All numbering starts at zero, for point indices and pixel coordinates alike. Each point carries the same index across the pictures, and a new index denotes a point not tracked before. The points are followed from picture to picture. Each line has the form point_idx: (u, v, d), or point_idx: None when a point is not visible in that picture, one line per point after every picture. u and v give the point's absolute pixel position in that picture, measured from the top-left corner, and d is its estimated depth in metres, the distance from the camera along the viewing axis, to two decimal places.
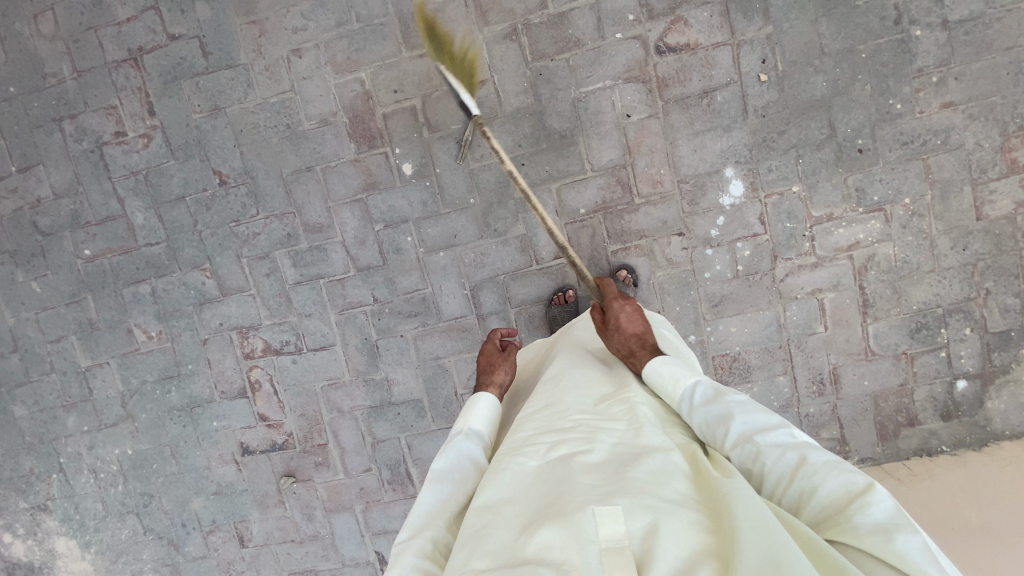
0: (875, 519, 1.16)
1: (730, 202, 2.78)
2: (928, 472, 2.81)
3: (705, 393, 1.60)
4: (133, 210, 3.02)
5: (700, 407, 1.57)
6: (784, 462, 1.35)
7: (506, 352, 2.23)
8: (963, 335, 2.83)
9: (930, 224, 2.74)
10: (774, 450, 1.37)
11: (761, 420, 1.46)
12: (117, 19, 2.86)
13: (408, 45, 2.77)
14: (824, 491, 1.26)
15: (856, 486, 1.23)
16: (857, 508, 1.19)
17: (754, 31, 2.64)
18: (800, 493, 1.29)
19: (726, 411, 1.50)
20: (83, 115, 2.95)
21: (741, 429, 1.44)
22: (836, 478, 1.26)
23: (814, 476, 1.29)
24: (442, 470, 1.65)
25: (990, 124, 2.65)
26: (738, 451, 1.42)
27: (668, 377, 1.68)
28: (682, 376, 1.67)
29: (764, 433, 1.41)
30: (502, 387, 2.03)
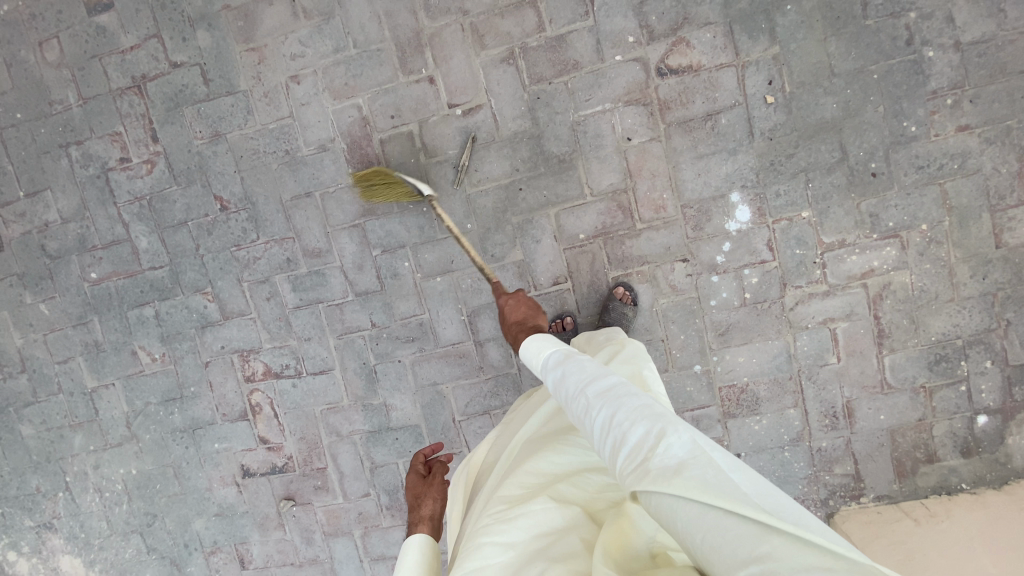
0: (674, 457, 1.18)
1: (736, 228, 2.68)
2: (946, 512, 2.66)
3: (560, 359, 1.70)
4: (137, 234, 3.06)
5: (557, 377, 1.64)
6: (602, 416, 1.38)
7: (432, 475, 2.05)
8: (984, 367, 2.69)
9: (948, 251, 2.62)
10: (599, 406, 1.40)
11: (595, 373, 1.54)
12: (121, 47, 2.91)
13: (404, 71, 2.75)
14: (630, 436, 1.27)
15: (656, 430, 1.24)
16: (655, 454, 1.20)
17: (759, 52, 2.54)
18: (615, 447, 1.30)
19: (568, 380, 1.58)
20: (89, 141, 3.00)
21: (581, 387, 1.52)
22: (642, 417, 1.30)
23: (623, 427, 1.31)
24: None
25: (1008, 148, 2.54)
26: (579, 411, 1.47)
27: (539, 359, 1.77)
28: (544, 352, 1.76)
29: (598, 385, 1.48)
30: (433, 522, 1.84)
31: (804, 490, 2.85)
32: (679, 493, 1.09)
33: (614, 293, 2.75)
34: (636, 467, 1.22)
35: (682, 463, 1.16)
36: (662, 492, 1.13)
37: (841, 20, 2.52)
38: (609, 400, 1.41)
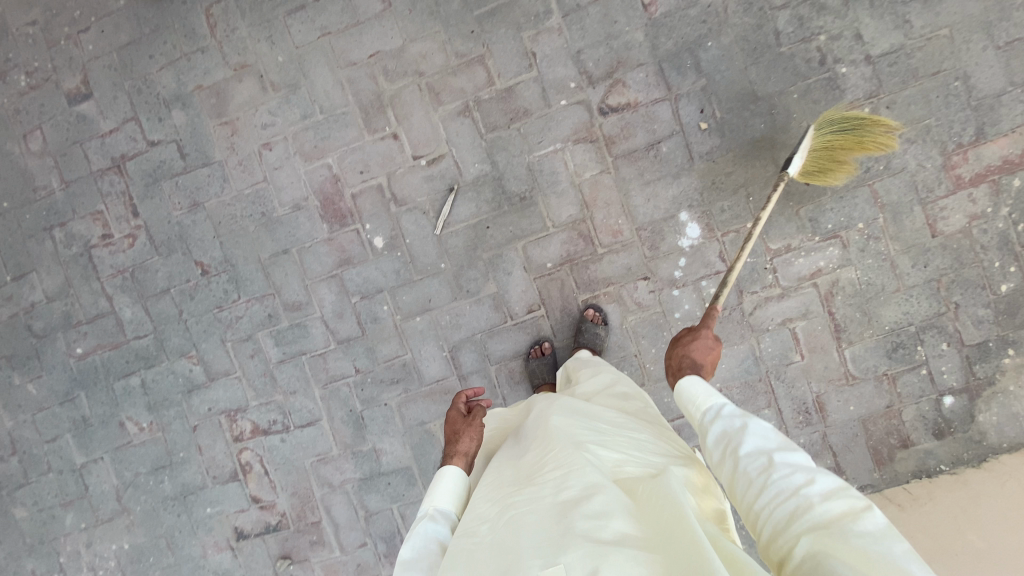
0: (866, 530, 1.25)
1: (689, 244, 2.87)
2: (929, 495, 2.73)
3: (731, 410, 1.66)
4: (121, 305, 3.15)
5: (720, 419, 1.65)
6: (785, 474, 1.44)
7: (472, 415, 2.11)
8: (940, 350, 2.83)
9: (887, 245, 2.81)
10: (784, 467, 1.46)
11: (781, 441, 1.54)
12: (100, 131, 3.09)
13: (369, 130, 2.96)
14: (822, 506, 1.34)
15: (854, 506, 1.31)
16: (850, 523, 1.28)
17: (688, 85, 2.81)
18: (795, 507, 1.37)
19: (743, 424, 1.60)
20: (72, 222, 3.13)
21: (758, 444, 1.54)
22: (841, 495, 1.34)
23: (810, 493, 1.37)
24: (410, 559, 1.65)
25: (929, 145, 2.75)
26: (749, 460, 1.52)
27: (696, 392, 1.75)
28: (708, 394, 1.73)
29: (780, 451, 1.50)
30: (467, 457, 1.96)
31: None
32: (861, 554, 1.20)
33: (584, 314, 2.90)
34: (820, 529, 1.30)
35: (862, 527, 1.26)
36: (845, 552, 1.21)
37: (757, 50, 2.79)
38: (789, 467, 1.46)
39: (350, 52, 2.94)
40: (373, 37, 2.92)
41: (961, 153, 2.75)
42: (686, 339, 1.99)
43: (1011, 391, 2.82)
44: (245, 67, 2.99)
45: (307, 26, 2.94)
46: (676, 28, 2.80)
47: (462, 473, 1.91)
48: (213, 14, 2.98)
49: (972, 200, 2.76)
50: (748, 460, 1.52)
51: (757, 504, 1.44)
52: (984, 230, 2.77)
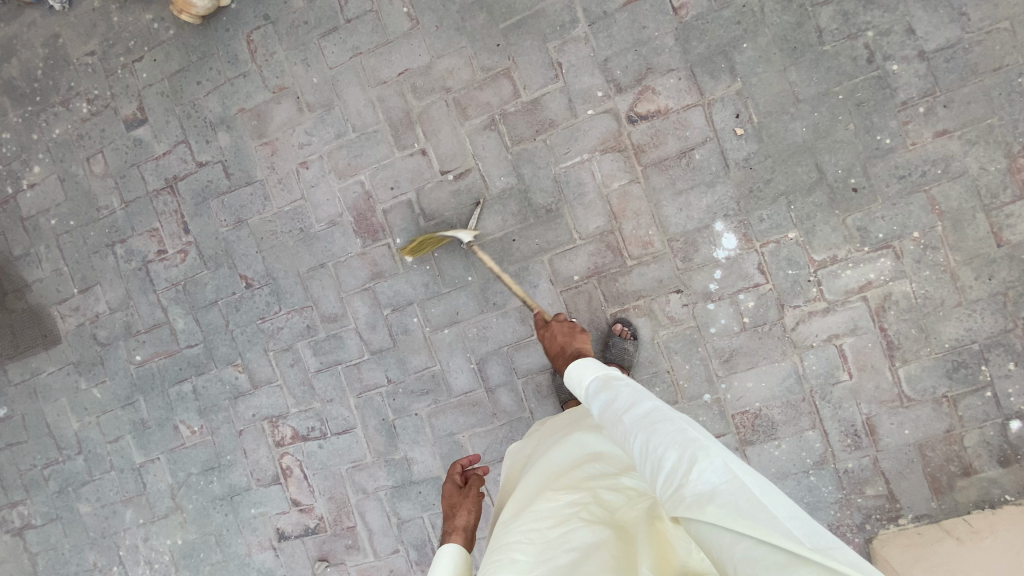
0: (705, 486, 1.26)
1: (724, 256, 2.75)
2: (990, 529, 2.46)
3: (599, 395, 1.78)
4: (174, 316, 3.36)
5: (602, 403, 1.75)
6: (639, 438, 1.49)
7: (468, 486, 2.17)
8: (1008, 370, 2.58)
9: (946, 255, 2.57)
10: (639, 434, 1.50)
11: (633, 405, 1.61)
12: (155, 154, 3.31)
13: (399, 146, 3.02)
14: (663, 462, 1.37)
15: (685, 456, 1.34)
16: (682, 475, 1.31)
17: (723, 90, 2.69)
18: (654, 472, 1.39)
19: (617, 402, 1.68)
20: (131, 238, 3.38)
21: (617, 421, 1.62)
22: (673, 445, 1.38)
23: (658, 453, 1.39)
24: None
25: (993, 146, 2.51)
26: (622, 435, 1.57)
27: (589, 385, 1.88)
28: (585, 381, 1.90)
29: (631, 418, 1.57)
30: (466, 533, 1.97)
31: (836, 516, 2.74)
32: (706, 521, 1.18)
33: (614, 330, 2.84)
34: (671, 494, 1.31)
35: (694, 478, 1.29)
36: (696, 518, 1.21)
37: (797, 50, 2.63)
38: (645, 424, 1.51)
39: (380, 70, 3.00)
40: (402, 55, 2.97)
41: None
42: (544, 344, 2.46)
43: None
44: (283, 89, 3.12)
45: (339, 47, 3.03)
46: (709, 31, 2.69)
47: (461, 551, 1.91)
48: (253, 40, 3.13)
49: None
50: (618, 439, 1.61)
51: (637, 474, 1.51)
52: None
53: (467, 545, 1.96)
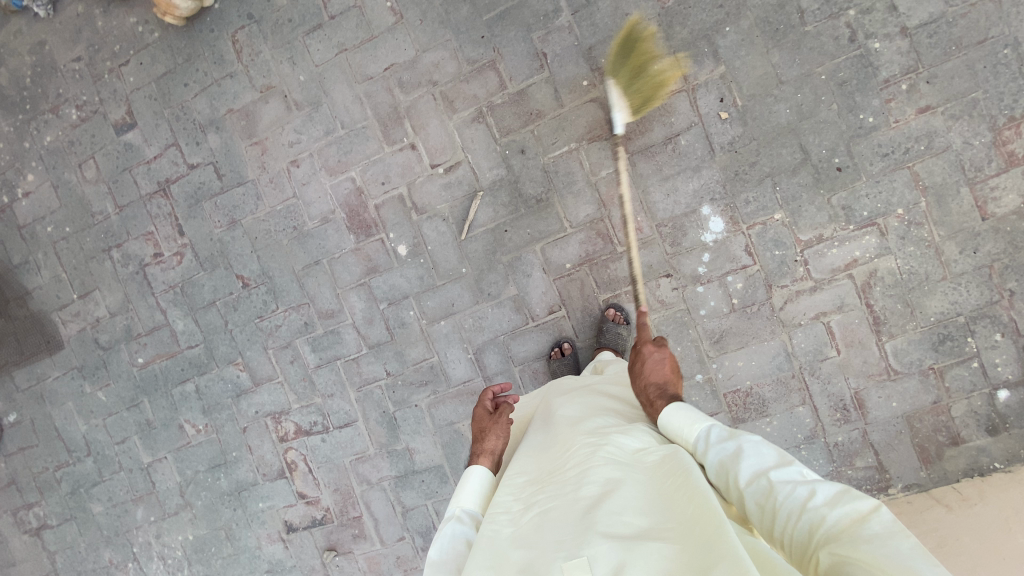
0: (875, 533, 1.20)
1: (712, 239, 2.79)
2: (980, 495, 2.55)
3: (719, 432, 1.59)
4: (174, 318, 3.41)
5: (713, 445, 1.57)
6: (792, 490, 1.37)
7: (498, 412, 2.18)
8: (994, 341, 2.63)
9: (930, 231, 2.62)
10: (783, 484, 1.38)
11: (774, 455, 1.46)
12: (146, 158, 3.33)
13: (388, 142, 3.04)
14: (830, 519, 1.28)
15: (862, 509, 1.26)
16: (859, 525, 1.23)
17: (706, 74, 2.71)
18: (809, 523, 1.30)
19: (737, 449, 1.51)
20: (127, 243, 3.41)
21: (753, 467, 1.45)
22: (846, 502, 1.29)
23: (820, 507, 1.31)
24: (438, 559, 1.69)
25: (976, 121, 2.54)
26: (752, 487, 1.43)
27: (683, 421, 1.68)
28: (693, 419, 1.66)
29: (777, 469, 1.42)
30: (494, 456, 2.01)
31: None
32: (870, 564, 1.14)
33: (607, 314, 2.88)
34: (833, 540, 1.25)
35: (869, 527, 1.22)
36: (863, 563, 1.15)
37: (779, 32, 2.64)
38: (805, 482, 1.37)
39: (366, 66, 3.01)
40: (387, 50, 2.98)
41: (1014, 127, 2.52)
42: (638, 366, 2.00)
43: None
44: (270, 88, 3.13)
45: (325, 44, 3.04)
46: (691, 15, 2.70)
47: (490, 471, 1.95)
48: (238, 40, 3.14)
49: None
50: (748, 487, 1.44)
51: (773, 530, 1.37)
52: None
53: (495, 467, 2.00)
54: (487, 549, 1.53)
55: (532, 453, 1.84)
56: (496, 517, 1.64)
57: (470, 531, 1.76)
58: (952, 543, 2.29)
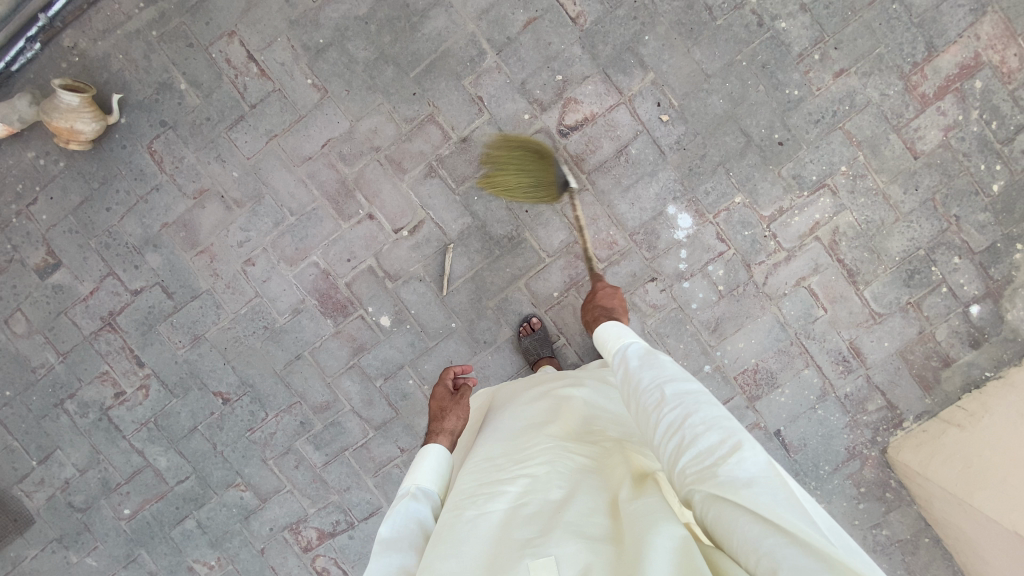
0: (749, 474, 1.25)
1: (684, 235, 2.88)
2: (984, 407, 2.76)
3: (637, 350, 1.74)
4: (154, 456, 3.13)
5: (627, 359, 1.71)
6: (670, 412, 1.44)
7: (460, 393, 2.09)
8: (955, 265, 2.84)
9: (874, 179, 2.80)
10: (672, 400, 1.46)
11: (674, 374, 1.55)
12: (81, 295, 3.05)
13: (344, 217, 2.94)
14: (700, 442, 1.34)
15: (730, 442, 1.32)
16: (732, 458, 1.29)
17: (638, 83, 2.79)
18: (681, 441, 1.37)
19: (639, 365, 1.64)
20: (81, 390, 3.11)
21: (653, 378, 1.57)
22: (718, 430, 1.35)
23: (697, 427, 1.37)
24: (391, 537, 1.58)
25: (886, 73, 2.75)
26: (647, 393, 1.53)
27: (611, 335, 1.90)
28: (622, 336, 1.86)
29: (672, 381, 1.52)
30: (453, 436, 1.95)
31: (850, 438, 2.95)
32: (749, 503, 1.20)
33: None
34: (699, 471, 1.31)
35: (751, 475, 1.25)
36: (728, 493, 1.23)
37: (694, 30, 2.76)
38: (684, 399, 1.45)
39: (301, 147, 2.91)
40: (320, 127, 2.89)
41: (919, 72, 2.75)
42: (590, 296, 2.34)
43: None
44: (204, 192, 2.96)
45: (252, 135, 2.91)
46: (610, 32, 2.77)
47: (446, 449, 1.89)
48: (156, 149, 2.94)
49: (942, 113, 2.76)
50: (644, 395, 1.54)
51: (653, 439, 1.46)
52: (962, 138, 2.78)
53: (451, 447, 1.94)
54: (446, 533, 1.48)
55: (490, 441, 1.80)
56: (455, 500, 1.58)
57: (422, 509, 1.69)
58: (991, 468, 2.50)
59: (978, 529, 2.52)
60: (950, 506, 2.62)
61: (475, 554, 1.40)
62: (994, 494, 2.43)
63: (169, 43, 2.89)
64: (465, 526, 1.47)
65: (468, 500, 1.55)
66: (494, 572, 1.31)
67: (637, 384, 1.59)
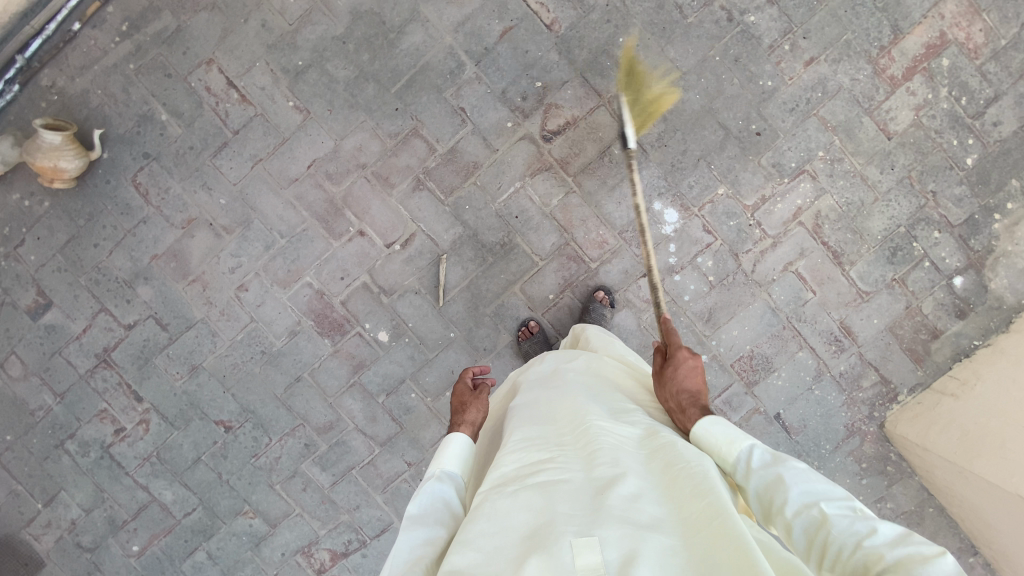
0: None
1: (672, 230, 2.93)
2: (975, 375, 2.83)
3: (762, 456, 1.54)
4: (159, 490, 3.10)
5: (755, 470, 1.52)
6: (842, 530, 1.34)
7: (478, 390, 2.13)
8: (935, 239, 2.92)
9: (851, 162, 2.88)
10: (839, 519, 1.36)
11: (823, 489, 1.44)
12: (74, 334, 3.02)
13: (335, 236, 2.95)
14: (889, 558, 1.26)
15: (922, 551, 1.23)
16: (920, 566, 1.21)
17: (616, 84, 2.85)
18: (862, 557, 1.28)
19: (779, 475, 1.48)
20: (80, 429, 3.07)
21: (803, 496, 1.43)
22: (905, 543, 1.26)
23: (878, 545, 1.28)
24: (418, 514, 1.62)
25: (855, 59, 2.83)
26: (799, 517, 1.42)
27: (717, 438, 1.61)
28: (735, 437, 1.59)
29: (828, 503, 1.41)
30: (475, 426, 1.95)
31: (848, 416, 3.02)
32: None
33: (594, 297, 2.91)
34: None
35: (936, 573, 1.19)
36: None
37: (667, 29, 2.82)
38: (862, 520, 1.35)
39: (287, 169, 2.91)
40: (305, 148, 2.90)
41: (887, 55, 2.83)
42: (669, 371, 1.90)
43: (1010, 251, 2.92)
44: (192, 221, 2.95)
45: (237, 161, 2.91)
46: (586, 36, 2.82)
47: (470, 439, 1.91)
48: (141, 182, 2.93)
49: (912, 93, 2.84)
50: (795, 518, 1.42)
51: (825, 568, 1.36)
52: (932, 116, 2.86)
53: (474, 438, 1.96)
54: (486, 511, 1.51)
55: (528, 421, 1.81)
56: (493, 480, 1.62)
57: (449, 490, 1.73)
58: (989, 437, 2.57)
59: (987, 498, 2.56)
60: (955, 478, 2.68)
61: (514, 530, 1.44)
62: (989, 462, 2.51)
63: (147, 74, 2.88)
64: (505, 503, 1.51)
65: (509, 481, 1.58)
66: (535, 548, 1.35)
67: (783, 505, 1.44)
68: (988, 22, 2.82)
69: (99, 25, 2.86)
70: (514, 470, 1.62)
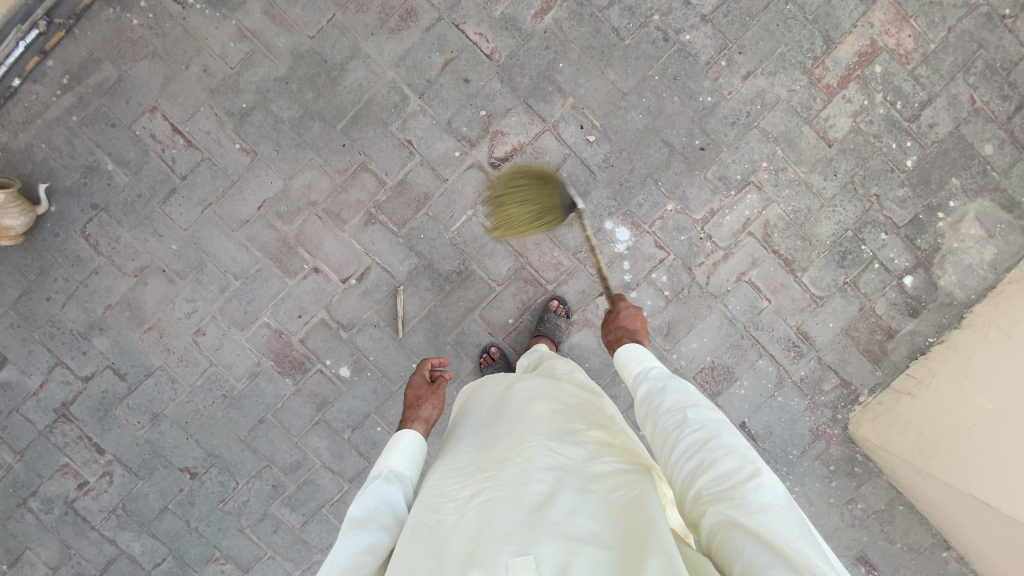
0: (764, 500, 1.27)
1: (624, 248, 2.96)
2: (930, 372, 2.87)
3: (659, 372, 1.74)
4: (127, 542, 3.04)
5: (648, 380, 1.72)
6: (691, 434, 1.46)
7: (435, 384, 2.16)
8: (882, 241, 2.97)
9: (794, 171, 2.93)
10: (694, 423, 1.48)
11: (700, 404, 1.56)
12: (32, 389, 2.98)
13: (290, 274, 2.94)
14: (721, 465, 1.36)
15: (749, 466, 1.34)
16: (748, 485, 1.30)
17: (559, 109, 2.88)
18: (700, 462, 1.40)
19: (666, 387, 1.64)
20: (42, 486, 3.02)
21: (677, 402, 1.57)
22: (739, 453, 1.37)
23: (717, 449, 1.39)
24: (361, 516, 1.58)
25: (790, 71, 2.89)
26: (665, 416, 1.55)
27: (631, 358, 1.84)
28: (645, 357, 1.83)
29: (697, 410, 1.53)
30: (428, 424, 1.99)
31: (812, 420, 3.04)
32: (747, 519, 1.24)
33: (548, 307, 2.92)
34: (717, 494, 1.32)
35: (755, 485, 1.29)
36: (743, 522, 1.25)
37: (605, 52, 2.86)
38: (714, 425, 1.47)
39: (237, 211, 2.91)
40: (254, 189, 2.90)
41: (821, 65, 2.89)
42: (612, 316, 2.14)
43: (956, 247, 2.98)
44: (145, 268, 2.93)
45: (186, 206, 2.90)
46: (526, 64, 2.86)
47: (422, 436, 1.93)
48: (90, 233, 2.91)
49: (848, 100, 2.91)
50: (665, 417, 1.55)
51: (669, 459, 1.47)
52: (870, 122, 2.92)
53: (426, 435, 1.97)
54: (425, 531, 1.51)
55: (475, 442, 1.82)
56: (436, 498, 1.61)
57: (393, 494, 1.70)
58: (945, 437, 2.63)
59: (946, 498, 2.60)
60: (914, 476, 2.72)
61: (453, 554, 1.41)
62: (947, 463, 2.57)
63: (91, 125, 2.87)
64: (447, 525, 1.51)
65: (453, 501, 1.58)
66: (471, 567, 1.35)
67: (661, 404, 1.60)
68: (916, 26, 2.88)
69: (40, 79, 2.85)
70: (456, 493, 1.61)
